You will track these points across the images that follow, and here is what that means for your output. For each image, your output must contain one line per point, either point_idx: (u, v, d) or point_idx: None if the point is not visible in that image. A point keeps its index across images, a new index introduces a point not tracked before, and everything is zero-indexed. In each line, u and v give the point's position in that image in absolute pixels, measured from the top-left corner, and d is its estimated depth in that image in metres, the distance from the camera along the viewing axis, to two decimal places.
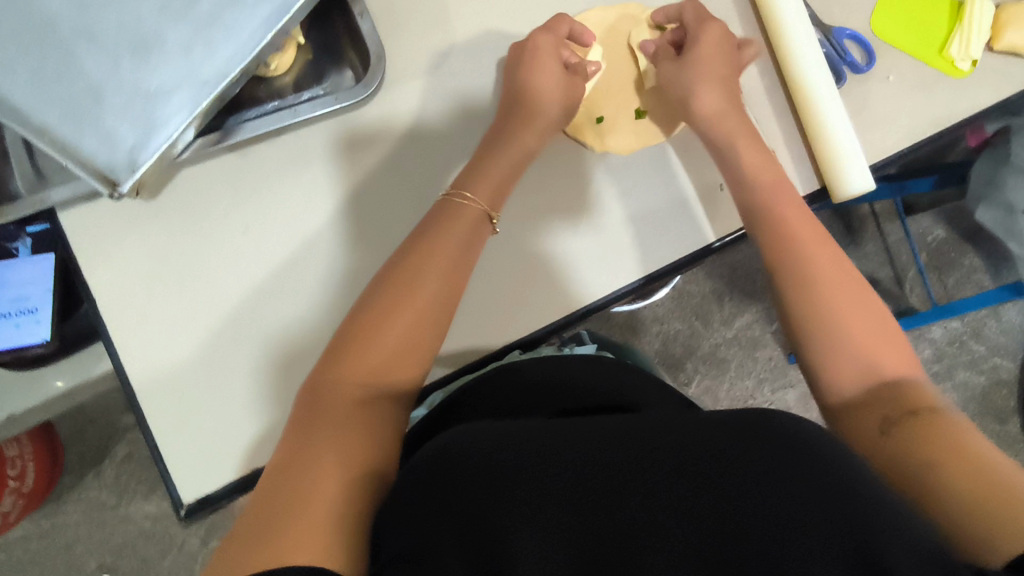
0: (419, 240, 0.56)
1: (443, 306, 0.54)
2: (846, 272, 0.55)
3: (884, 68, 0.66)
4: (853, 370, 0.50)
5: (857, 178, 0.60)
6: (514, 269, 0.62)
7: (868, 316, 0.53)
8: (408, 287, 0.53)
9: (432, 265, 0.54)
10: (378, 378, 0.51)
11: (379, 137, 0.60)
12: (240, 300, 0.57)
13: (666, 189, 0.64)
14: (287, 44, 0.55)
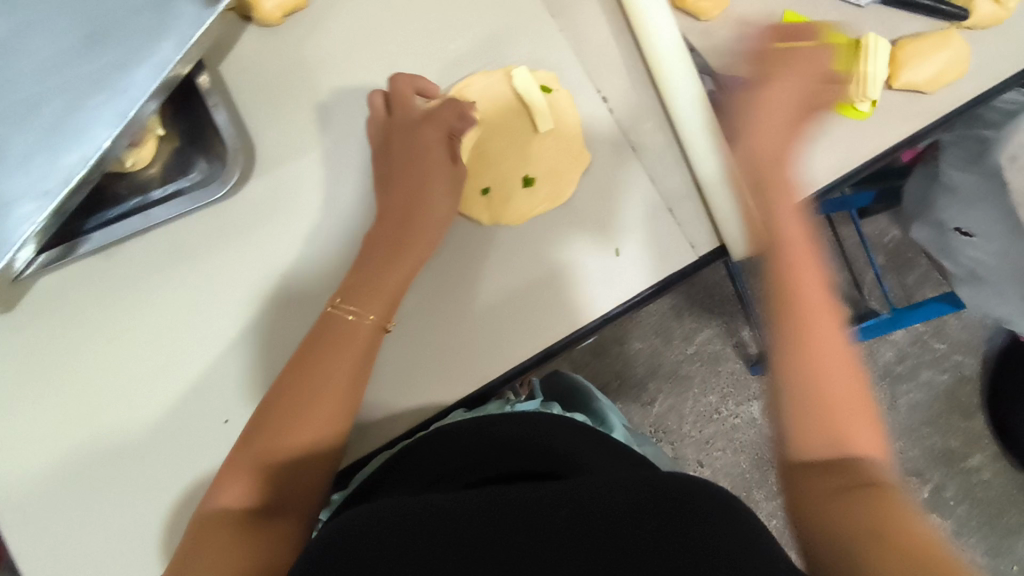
0: (320, 330, 0.53)
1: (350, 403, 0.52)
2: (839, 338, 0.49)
3: None
4: (817, 434, 0.46)
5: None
6: (428, 338, 0.59)
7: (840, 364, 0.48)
8: (305, 380, 0.51)
9: (335, 366, 0.51)
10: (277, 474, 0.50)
11: (247, 223, 0.56)
12: (107, 410, 0.54)
13: (581, 244, 0.60)
14: (144, 139, 0.53)
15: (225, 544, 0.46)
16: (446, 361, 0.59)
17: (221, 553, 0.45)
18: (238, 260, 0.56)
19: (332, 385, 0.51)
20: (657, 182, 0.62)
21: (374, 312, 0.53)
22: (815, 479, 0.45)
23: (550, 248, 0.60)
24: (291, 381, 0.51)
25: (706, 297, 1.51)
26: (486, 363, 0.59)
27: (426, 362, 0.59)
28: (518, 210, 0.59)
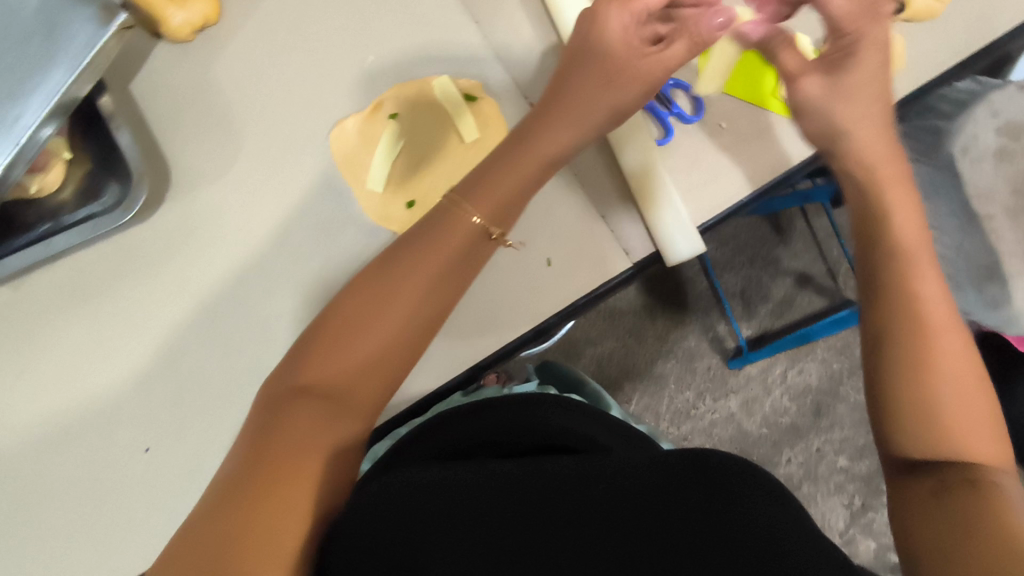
0: (410, 246, 0.52)
1: (427, 331, 0.52)
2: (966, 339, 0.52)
3: (717, 115, 0.62)
4: (930, 425, 0.49)
5: (684, 245, 0.58)
6: None
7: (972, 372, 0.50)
8: (394, 293, 0.51)
9: (418, 295, 0.51)
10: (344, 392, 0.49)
11: (164, 249, 0.55)
12: (18, 445, 0.51)
13: (516, 253, 0.59)
14: (49, 164, 0.51)
15: (309, 448, 0.47)
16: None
17: (304, 447, 0.47)
18: (154, 287, 0.54)
19: (405, 307, 0.51)
20: (588, 189, 0.61)
21: (485, 212, 0.53)
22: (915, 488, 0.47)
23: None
24: (377, 292, 0.51)
25: (681, 294, 1.48)
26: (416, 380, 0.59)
27: None
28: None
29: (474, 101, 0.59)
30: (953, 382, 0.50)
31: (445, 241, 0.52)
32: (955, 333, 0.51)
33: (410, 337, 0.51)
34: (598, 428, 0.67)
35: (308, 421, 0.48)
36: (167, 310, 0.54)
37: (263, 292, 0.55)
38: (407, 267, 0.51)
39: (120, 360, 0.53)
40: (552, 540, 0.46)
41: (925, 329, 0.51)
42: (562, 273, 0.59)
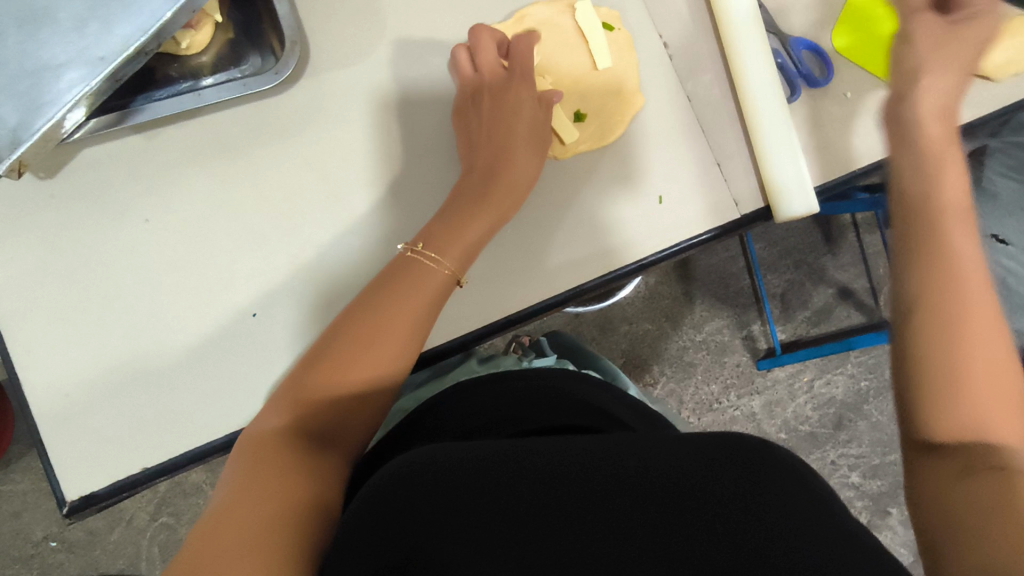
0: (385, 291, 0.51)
1: (396, 367, 0.51)
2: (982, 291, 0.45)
3: (840, 85, 0.63)
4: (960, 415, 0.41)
5: (798, 201, 0.58)
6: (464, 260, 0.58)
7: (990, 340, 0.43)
8: (371, 329, 0.50)
9: (378, 335, 0.50)
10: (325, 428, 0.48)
11: (293, 125, 0.56)
12: (134, 290, 0.53)
13: (628, 189, 0.60)
14: (201, 22, 0.52)
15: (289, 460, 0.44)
16: (465, 291, 0.58)
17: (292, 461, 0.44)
18: (281, 160, 0.55)
19: (384, 336, 0.50)
20: (706, 135, 0.61)
21: (453, 262, 0.52)
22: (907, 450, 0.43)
23: (572, 196, 0.59)
24: (353, 331, 0.50)
25: (722, 288, 1.45)
26: (511, 301, 0.58)
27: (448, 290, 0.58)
28: (599, 136, 0.59)
29: (612, 30, 0.60)
30: (981, 342, 0.43)
31: (411, 295, 0.51)
32: (976, 285, 0.44)
33: (377, 379, 0.50)
34: (618, 406, 0.60)
35: (272, 458, 0.44)
36: (286, 185, 0.55)
37: (380, 181, 0.56)
38: (374, 313, 0.50)
39: (238, 226, 0.54)
40: (585, 524, 0.39)
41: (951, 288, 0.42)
42: (666, 215, 0.60)
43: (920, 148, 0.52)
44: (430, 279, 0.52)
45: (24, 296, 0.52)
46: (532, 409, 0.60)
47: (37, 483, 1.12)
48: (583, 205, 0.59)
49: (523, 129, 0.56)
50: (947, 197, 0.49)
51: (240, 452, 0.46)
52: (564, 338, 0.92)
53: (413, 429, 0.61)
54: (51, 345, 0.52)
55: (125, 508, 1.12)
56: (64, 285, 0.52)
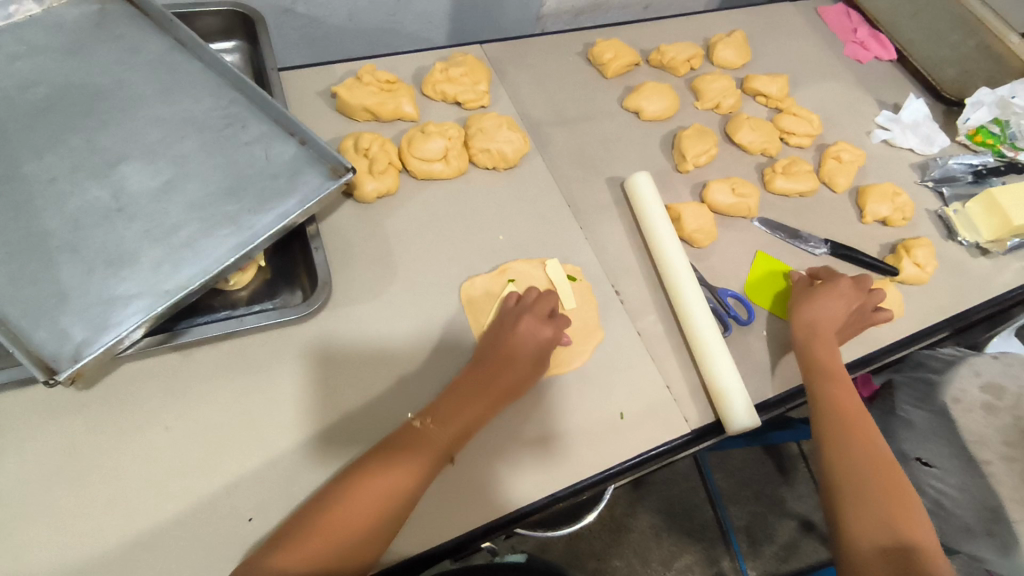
0: (387, 447, 0.58)
1: (398, 513, 0.55)
2: (864, 418, 0.71)
3: (760, 326, 0.79)
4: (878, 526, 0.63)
5: (743, 416, 0.68)
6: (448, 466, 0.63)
7: (853, 454, 0.68)
8: (381, 472, 0.56)
9: (385, 492, 0.55)
10: (320, 567, 0.51)
11: (310, 348, 0.66)
12: (138, 492, 0.56)
13: (602, 407, 0.69)
14: (248, 265, 0.65)
15: None
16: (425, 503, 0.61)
17: None
18: (298, 377, 0.64)
19: (389, 482, 0.55)
20: (658, 361, 0.74)
21: (449, 437, 0.59)
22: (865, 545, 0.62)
23: (532, 413, 0.67)
24: (362, 475, 0.56)
25: (686, 521, 1.45)
26: (465, 518, 0.61)
27: (435, 496, 0.61)
28: (570, 362, 0.70)
29: (575, 281, 0.76)
30: (871, 461, 0.68)
31: (411, 453, 0.57)
32: (865, 431, 0.70)
33: (377, 522, 0.54)
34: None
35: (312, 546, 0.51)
36: (305, 395, 0.63)
37: (381, 398, 0.64)
38: (373, 474, 0.55)
39: (252, 437, 0.60)
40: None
41: (848, 426, 0.69)
42: (629, 432, 0.68)
43: (833, 379, 0.71)
44: (427, 446, 0.58)
45: (38, 499, 0.54)
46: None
47: None
48: (561, 422, 0.67)
49: (513, 341, 0.66)
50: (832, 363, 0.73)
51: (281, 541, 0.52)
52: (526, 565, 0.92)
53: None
54: (33, 549, 0.52)
55: None
56: (76, 486, 0.55)
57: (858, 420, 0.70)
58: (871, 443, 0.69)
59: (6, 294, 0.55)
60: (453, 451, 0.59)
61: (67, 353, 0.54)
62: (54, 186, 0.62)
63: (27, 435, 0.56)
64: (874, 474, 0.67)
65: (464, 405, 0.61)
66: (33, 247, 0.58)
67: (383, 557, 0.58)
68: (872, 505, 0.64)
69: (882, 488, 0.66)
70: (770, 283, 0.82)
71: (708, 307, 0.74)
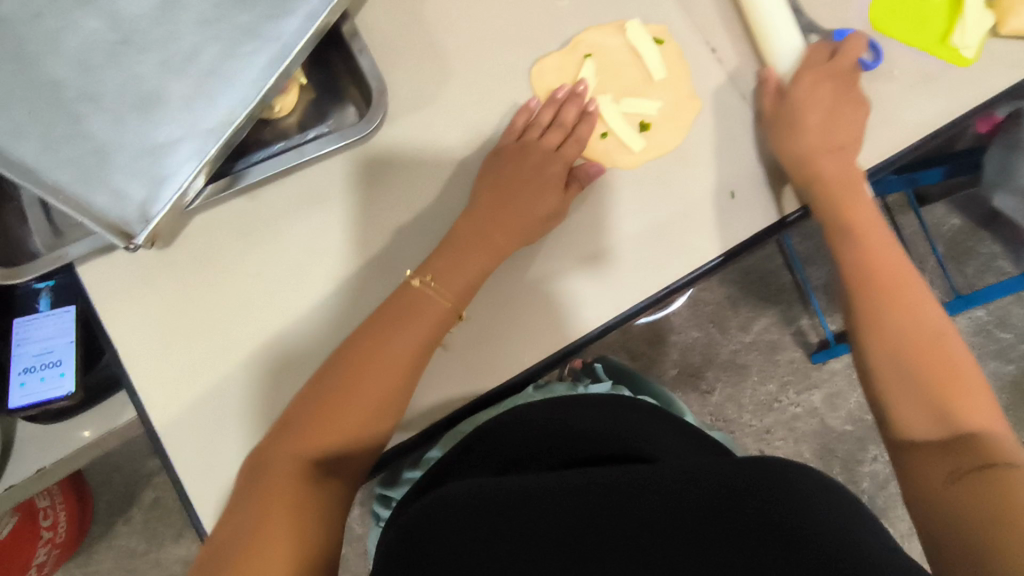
0: (407, 296, 0.55)
1: (409, 375, 0.53)
2: (902, 265, 0.59)
3: (887, 65, 0.65)
4: (923, 416, 0.53)
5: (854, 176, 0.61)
6: (542, 276, 0.59)
7: (907, 320, 0.56)
8: (387, 327, 0.54)
9: (394, 360, 0.53)
10: (339, 436, 0.51)
11: (374, 173, 0.60)
12: (247, 338, 0.56)
13: (709, 185, 0.61)
14: (289, 85, 0.57)
15: (284, 492, 0.48)
16: (510, 325, 0.58)
17: (283, 501, 0.47)
18: (369, 204, 0.59)
19: (398, 338, 0.54)
20: None
21: (451, 295, 0.55)
22: (932, 476, 0.49)
23: (637, 207, 0.60)
24: (367, 334, 0.54)
25: (765, 287, 1.44)
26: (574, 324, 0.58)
27: (537, 307, 0.59)
28: (665, 143, 0.61)
29: (662, 45, 0.64)
30: (909, 334, 0.56)
31: (422, 309, 0.54)
32: (911, 302, 0.57)
33: (390, 388, 0.53)
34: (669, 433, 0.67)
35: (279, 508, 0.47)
36: (383, 221, 0.59)
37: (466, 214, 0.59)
38: (387, 330, 0.54)
39: (342, 275, 0.58)
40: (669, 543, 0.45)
41: (888, 299, 0.57)
42: (742, 208, 0.60)
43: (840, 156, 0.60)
44: (432, 306, 0.54)
45: (157, 361, 0.55)
46: (578, 444, 0.66)
47: (136, 538, 1.31)
48: (664, 209, 0.60)
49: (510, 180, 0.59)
50: (858, 218, 0.60)
51: (256, 489, 0.48)
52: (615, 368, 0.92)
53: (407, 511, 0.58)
54: (169, 403, 0.55)
55: (161, 553, 1.30)
56: (188, 342, 0.56)
57: (901, 288, 0.57)
58: (925, 302, 0.57)
59: (45, 158, 0.50)
60: (460, 311, 0.55)
61: (134, 214, 0.50)
62: (30, 17, 0.50)
63: (123, 301, 0.56)
64: (929, 339, 0.55)
65: (463, 253, 0.56)
66: (49, 101, 0.50)
67: (499, 370, 0.58)
68: (911, 381, 0.54)
69: (931, 369, 0.54)
70: (900, 6, 0.66)
71: (801, 46, 0.63)
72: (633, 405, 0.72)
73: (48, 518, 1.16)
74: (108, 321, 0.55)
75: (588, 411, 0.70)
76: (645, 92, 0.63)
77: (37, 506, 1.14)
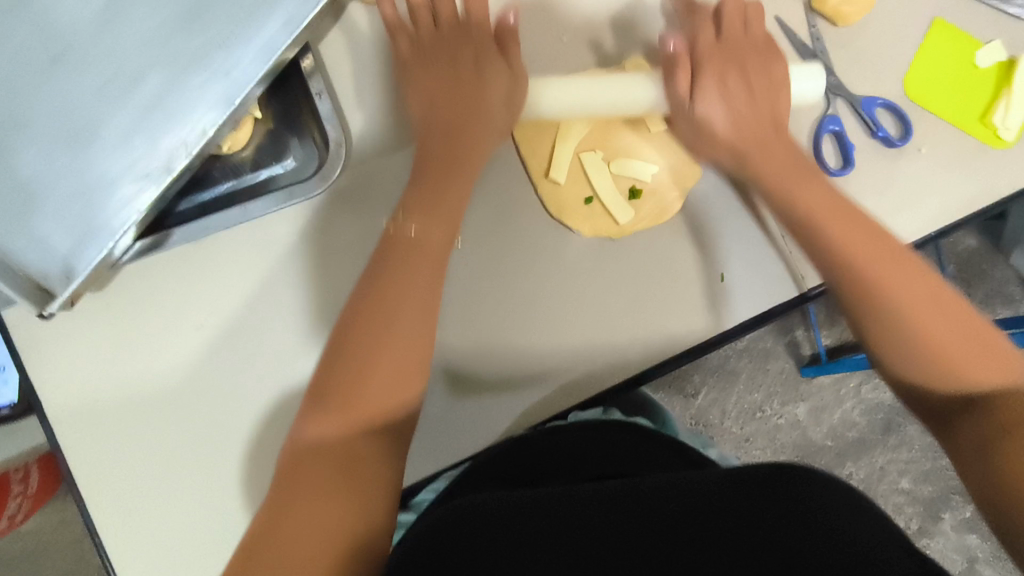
0: (401, 238, 0.50)
1: (426, 311, 0.48)
2: (876, 233, 0.51)
3: (918, 139, 0.58)
4: (967, 379, 0.47)
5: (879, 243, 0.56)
6: (515, 349, 0.54)
7: (919, 287, 0.49)
8: (396, 291, 0.48)
9: (399, 368, 0.47)
10: (358, 411, 0.46)
11: (339, 221, 0.53)
12: (185, 396, 0.52)
13: (702, 265, 0.56)
14: (242, 122, 0.51)
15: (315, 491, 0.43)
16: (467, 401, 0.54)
17: (314, 506, 0.42)
18: (329, 255, 0.53)
19: (412, 287, 0.48)
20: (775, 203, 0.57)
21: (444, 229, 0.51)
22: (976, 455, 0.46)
23: (617, 292, 0.55)
24: (371, 288, 0.48)
25: None
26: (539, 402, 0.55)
27: (500, 384, 0.54)
28: (657, 213, 0.55)
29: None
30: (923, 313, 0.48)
31: (416, 258, 0.49)
32: (910, 275, 0.49)
33: (405, 362, 0.47)
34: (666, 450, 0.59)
35: (326, 504, 0.42)
36: (343, 276, 0.53)
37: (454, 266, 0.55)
38: (391, 276, 0.48)
39: (289, 334, 0.53)
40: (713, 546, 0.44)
41: (877, 288, 0.49)
42: (733, 295, 0.56)
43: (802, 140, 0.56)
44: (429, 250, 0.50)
45: (90, 409, 0.51)
46: (578, 466, 0.57)
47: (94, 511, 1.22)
48: (650, 288, 0.55)
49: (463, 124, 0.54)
50: (863, 230, 0.51)
51: (302, 495, 0.42)
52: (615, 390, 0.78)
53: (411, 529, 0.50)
54: (97, 460, 0.51)
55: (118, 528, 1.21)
56: (120, 395, 0.52)
57: (891, 262, 0.49)
58: (934, 300, 0.48)
59: None
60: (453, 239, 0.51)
61: (57, 268, 0.46)
62: None
63: (54, 346, 0.52)
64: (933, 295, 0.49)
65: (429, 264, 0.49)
66: None
67: (454, 449, 0.54)
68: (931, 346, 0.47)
69: (942, 337, 0.47)
70: (940, 72, 0.59)
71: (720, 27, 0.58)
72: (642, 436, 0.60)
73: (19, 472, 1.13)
74: (37, 368, 0.51)
75: (585, 440, 0.59)
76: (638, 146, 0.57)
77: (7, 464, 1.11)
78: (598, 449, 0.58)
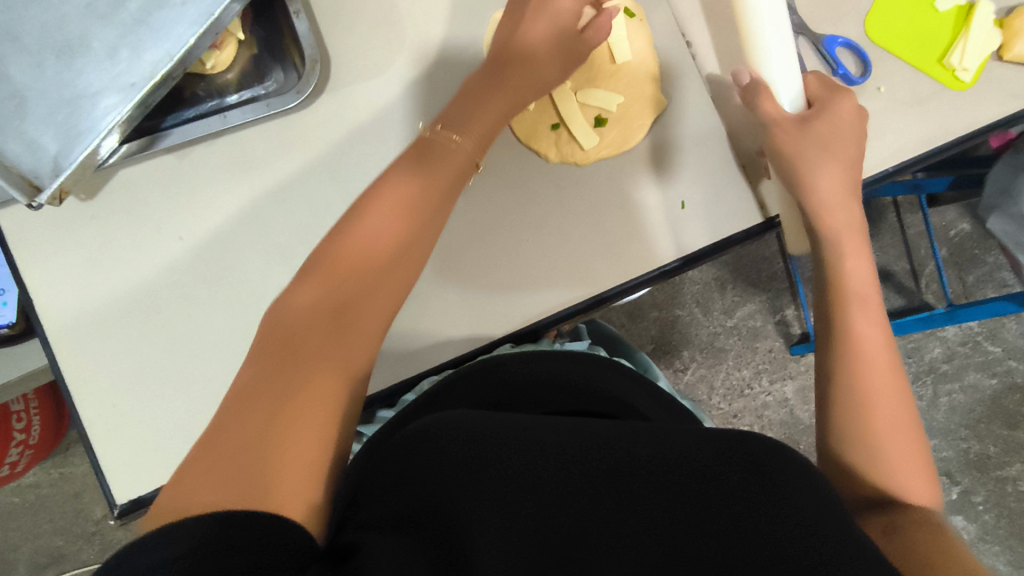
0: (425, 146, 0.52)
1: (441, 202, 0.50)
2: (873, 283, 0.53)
3: (876, 80, 0.61)
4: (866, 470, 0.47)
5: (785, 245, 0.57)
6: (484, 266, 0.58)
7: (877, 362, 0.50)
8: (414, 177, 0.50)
9: (374, 281, 0.46)
10: (350, 288, 0.45)
11: (318, 142, 0.57)
12: (167, 301, 0.55)
13: (660, 194, 0.59)
14: (224, 40, 0.54)
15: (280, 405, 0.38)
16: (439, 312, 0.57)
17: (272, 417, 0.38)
18: (305, 174, 0.57)
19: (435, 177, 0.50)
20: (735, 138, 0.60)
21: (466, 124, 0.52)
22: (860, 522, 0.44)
23: (579, 217, 0.59)
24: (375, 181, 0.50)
25: (756, 272, 1.26)
26: (503, 316, 0.58)
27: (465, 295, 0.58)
28: (619, 142, 0.59)
29: (633, 18, 0.61)
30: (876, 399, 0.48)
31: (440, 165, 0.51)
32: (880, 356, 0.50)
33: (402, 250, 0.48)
34: (640, 394, 0.57)
35: (308, 428, 0.38)
36: (318, 195, 0.56)
37: None
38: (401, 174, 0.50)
39: (267, 245, 0.56)
40: (655, 506, 0.39)
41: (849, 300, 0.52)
42: (689, 223, 0.58)
43: None
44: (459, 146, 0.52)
45: (82, 309, 0.54)
46: (556, 396, 0.55)
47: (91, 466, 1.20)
48: (607, 216, 0.58)
49: None
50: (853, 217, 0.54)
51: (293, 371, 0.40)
52: (602, 328, 0.79)
53: (391, 432, 0.50)
54: (82, 358, 0.54)
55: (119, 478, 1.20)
56: (107, 298, 0.55)
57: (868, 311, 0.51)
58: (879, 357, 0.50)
59: None
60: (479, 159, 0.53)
61: (47, 167, 0.49)
62: None
63: (45, 252, 0.55)
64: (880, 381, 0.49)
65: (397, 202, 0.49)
66: None
67: (423, 361, 0.58)
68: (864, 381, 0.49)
69: (850, 400, 0.49)
70: (902, 15, 0.61)
71: None
72: (630, 377, 0.59)
73: (20, 420, 1.09)
74: (28, 271, 0.55)
75: (564, 363, 0.58)
76: (603, 79, 0.60)
77: (8, 407, 1.08)
78: (575, 380, 0.57)
